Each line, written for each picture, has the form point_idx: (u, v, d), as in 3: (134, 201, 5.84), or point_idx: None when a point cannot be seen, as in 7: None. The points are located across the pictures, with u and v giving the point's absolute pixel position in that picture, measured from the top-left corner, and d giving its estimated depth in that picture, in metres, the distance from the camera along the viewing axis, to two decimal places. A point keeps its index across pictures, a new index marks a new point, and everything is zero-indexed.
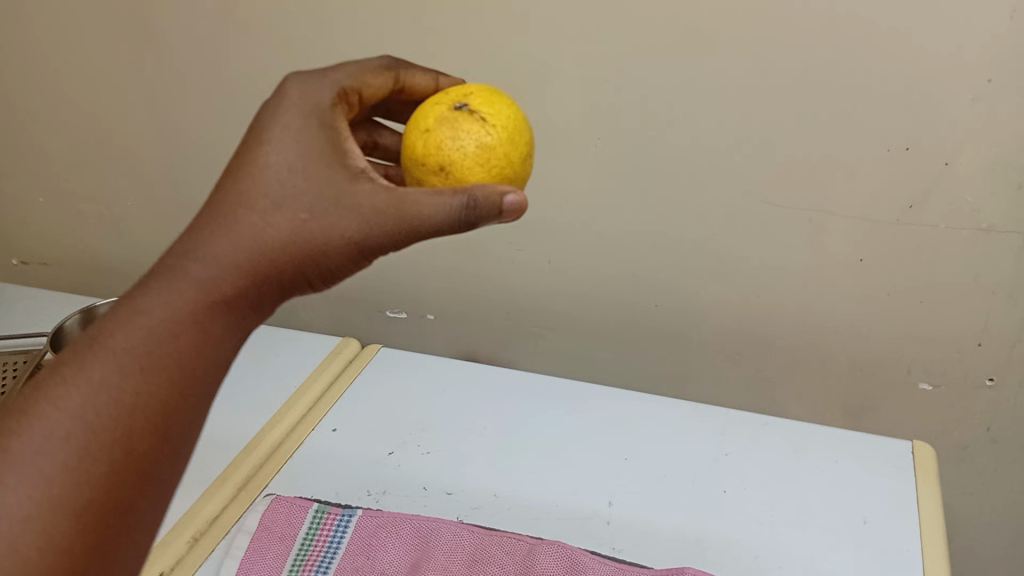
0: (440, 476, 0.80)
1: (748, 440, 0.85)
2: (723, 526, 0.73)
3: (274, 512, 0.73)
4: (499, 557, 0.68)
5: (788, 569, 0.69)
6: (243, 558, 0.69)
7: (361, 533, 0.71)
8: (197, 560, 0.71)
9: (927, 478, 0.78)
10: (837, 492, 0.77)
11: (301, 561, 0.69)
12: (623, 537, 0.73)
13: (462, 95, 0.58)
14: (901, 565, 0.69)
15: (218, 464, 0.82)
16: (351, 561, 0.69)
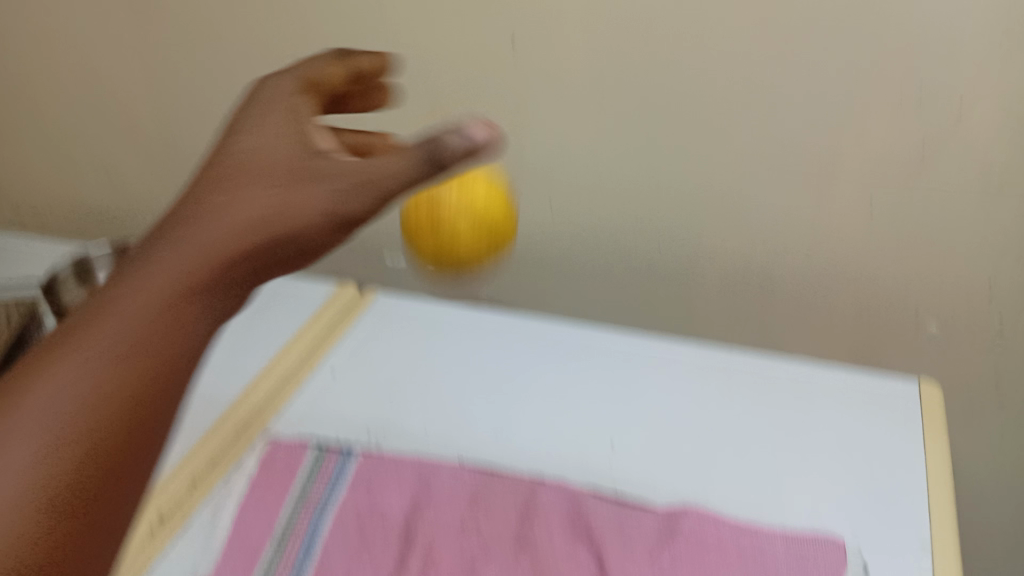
0: (433, 415, 0.74)
1: (755, 385, 0.78)
2: (724, 475, 0.68)
3: (271, 451, 0.67)
4: (499, 497, 0.62)
5: (789, 519, 0.64)
6: (242, 499, 0.63)
7: (360, 473, 0.64)
8: (201, 495, 0.66)
9: (932, 430, 0.72)
10: (845, 440, 0.72)
11: (300, 504, 0.62)
12: (625, 477, 0.67)
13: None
14: (903, 518, 0.63)
15: (209, 414, 0.75)
16: (352, 498, 0.62)
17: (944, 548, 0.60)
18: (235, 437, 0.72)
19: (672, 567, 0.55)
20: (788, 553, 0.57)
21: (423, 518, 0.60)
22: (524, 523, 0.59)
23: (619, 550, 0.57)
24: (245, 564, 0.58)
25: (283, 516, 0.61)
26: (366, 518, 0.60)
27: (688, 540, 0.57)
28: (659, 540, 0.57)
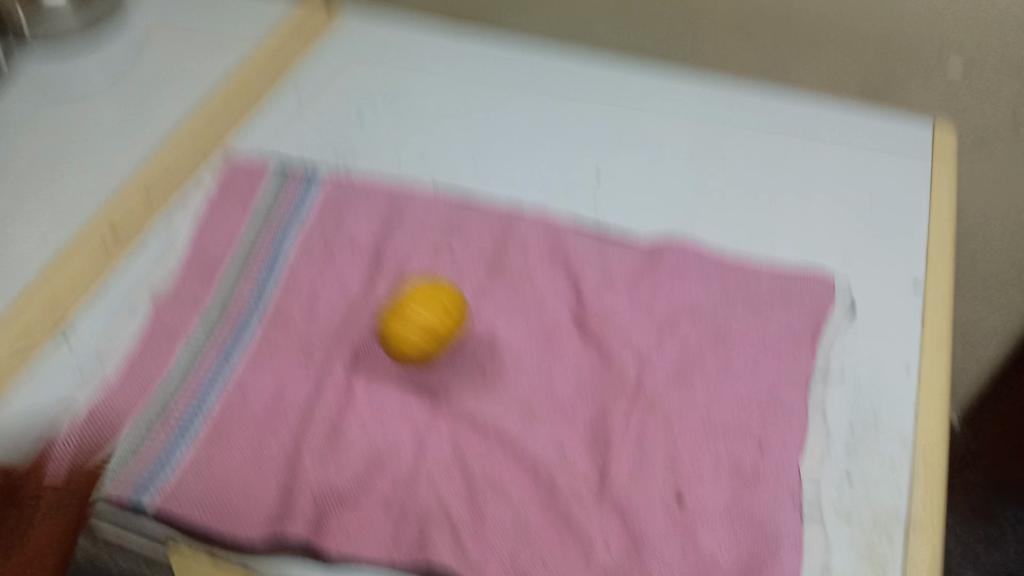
0: (398, 130, 0.67)
1: (754, 107, 0.69)
2: (711, 211, 0.61)
3: (232, 171, 0.61)
4: (473, 227, 0.58)
5: (778, 255, 0.58)
6: (200, 218, 0.58)
7: (327, 198, 0.59)
8: (157, 211, 0.60)
9: (946, 165, 0.63)
10: (851, 167, 0.64)
11: (265, 216, 0.58)
12: (609, 207, 0.61)
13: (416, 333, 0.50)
14: (901, 250, 0.58)
15: (168, 122, 0.67)
16: (318, 224, 0.58)
17: (937, 262, 0.57)
18: (193, 141, 0.65)
19: (651, 294, 0.54)
20: (775, 285, 0.55)
21: (387, 257, 0.56)
22: (500, 247, 0.57)
23: (596, 278, 0.55)
24: (209, 276, 0.55)
25: (244, 231, 0.57)
26: (334, 236, 0.57)
27: (668, 269, 0.55)
28: (639, 267, 0.56)
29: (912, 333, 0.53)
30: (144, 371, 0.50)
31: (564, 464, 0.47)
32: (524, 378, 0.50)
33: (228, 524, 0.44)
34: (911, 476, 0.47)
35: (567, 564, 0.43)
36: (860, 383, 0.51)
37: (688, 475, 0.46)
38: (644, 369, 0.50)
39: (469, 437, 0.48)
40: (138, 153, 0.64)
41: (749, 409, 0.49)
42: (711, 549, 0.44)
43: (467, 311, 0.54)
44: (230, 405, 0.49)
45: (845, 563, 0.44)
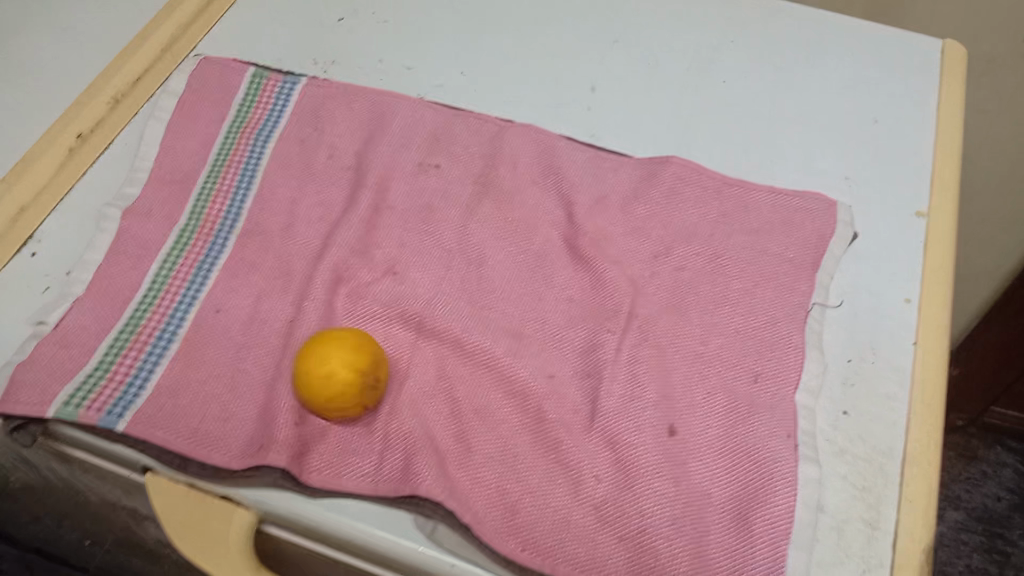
0: (379, 39, 0.63)
1: (758, 25, 0.65)
2: (711, 127, 0.59)
3: (204, 75, 0.58)
4: (462, 138, 0.56)
5: (780, 174, 0.56)
6: (171, 123, 0.56)
7: (306, 105, 0.56)
8: (121, 122, 0.56)
9: (954, 80, 0.61)
10: (857, 83, 0.62)
11: (239, 128, 0.55)
12: (605, 121, 0.59)
13: (367, 350, 0.43)
14: (905, 171, 0.56)
15: (134, 22, 0.63)
16: (297, 132, 0.55)
17: (942, 189, 0.55)
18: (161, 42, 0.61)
19: (646, 217, 0.52)
20: (774, 213, 0.53)
21: (372, 163, 0.54)
22: (488, 165, 0.55)
23: (589, 200, 0.53)
24: (180, 193, 0.52)
25: (217, 146, 0.55)
26: (312, 149, 0.54)
27: (664, 191, 0.53)
28: (634, 189, 0.54)
29: (912, 263, 0.52)
30: (112, 290, 0.48)
31: (553, 392, 0.45)
32: (512, 303, 0.48)
33: (206, 449, 0.42)
34: (908, 410, 0.46)
35: (556, 495, 0.42)
36: (858, 314, 0.50)
37: (681, 405, 0.45)
38: (637, 295, 0.49)
39: (455, 363, 0.46)
40: (103, 59, 0.60)
41: (743, 338, 0.47)
42: (704, 482, 0.42)
43: (453, 231, 0.51)
44: (204, 326, 0.46)
45: (840, 499, 0.43)
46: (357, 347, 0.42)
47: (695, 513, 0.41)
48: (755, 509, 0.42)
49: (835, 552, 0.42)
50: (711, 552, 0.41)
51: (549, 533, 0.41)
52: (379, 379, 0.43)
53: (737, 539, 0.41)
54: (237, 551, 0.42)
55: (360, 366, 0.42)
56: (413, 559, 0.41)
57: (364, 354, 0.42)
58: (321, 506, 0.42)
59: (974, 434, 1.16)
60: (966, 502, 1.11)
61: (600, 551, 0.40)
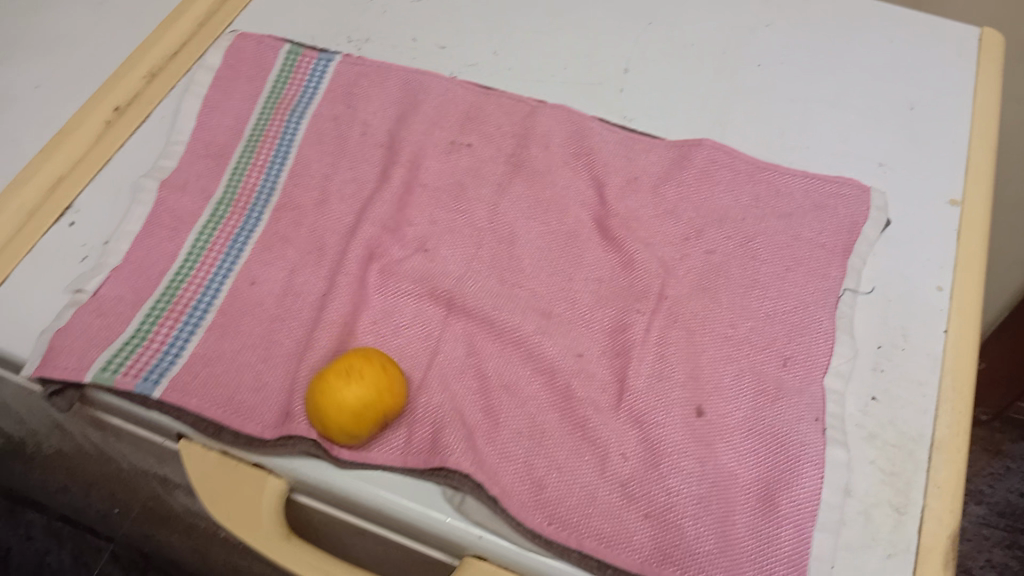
0: (413, 18, 0.63)
1: (794, 8, 0.65)
2: (745, 111, 0.58)
3: (240, 51, 0.58)
4: (494, 117, 0.56)
5: (813, 160, 0.56)
6: (207, 97, 0.56)
7: (340, 82, 0.57)
8: (158, 96, 0.57)
9: (991, 68, 0.60)
10: (893, 70, 0.61)
11: (274, 104, 0.56)
12: (638, 104, 0.59)
13: (371, 408, 0.41)
14: (940, 160, 0.56)
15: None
16: (331, 109, 0.56)
17: (977, 177, 0.55)
18: (198, 19, 0.62)
19: (678, 199, 0.52)
20: (807, 198, 0.53)
21: (404, 141, 0.54)
22: (519, 145, 0.55)
23: (620, 181, 0.53)
24: (216, 167, 0.53)
25: (253, 121, 0.55)
26: (346, 126, 0.55)
27: (696, 173, 0.53)
28: (666, 171, 0.54)
29: (945, 251, 0.52)
30: (149, 261, 0.49)
31: (582, 370, 0.45)
32: (542, 282, 0.49)
33: (240, 417, 0.43)
34: (938, 398, 0.46)
35: (584, 472, 0.42)
36: (889, 301, 0.50)
37: (709, 387, 0.45)
38: (667, 276, 0.49)
39: (485, 340, 0.46)
40: (141, 34, 0.61)
41: (773, 323, 0.47)
42: (731, 463, 0.43)
43: (484, 209, 0.51)
44: (238, 297, 0.47)
45: (867, 484, 0.43)
46: (356, 416, 0.40)
47: (722, 493, 0.42)
48: (782, 491, 0.42)
49: (861, 536, 0.42)
50: (738, 533, 0.41)
51: (576, 509, 0.41)
52: (386, 416, 0.42)
53: (764, 520, 0.41)
54: (268, 518, 0.43)
55: (353, 432, 0.41)
56: (442, 529, 0.42)
57: (364, 419, 0.41)
58: (351, 476, 0.43)
59: (997, 428, 1.15)
60: (987, 497, 1.11)
61: (627, 528, 0.40)
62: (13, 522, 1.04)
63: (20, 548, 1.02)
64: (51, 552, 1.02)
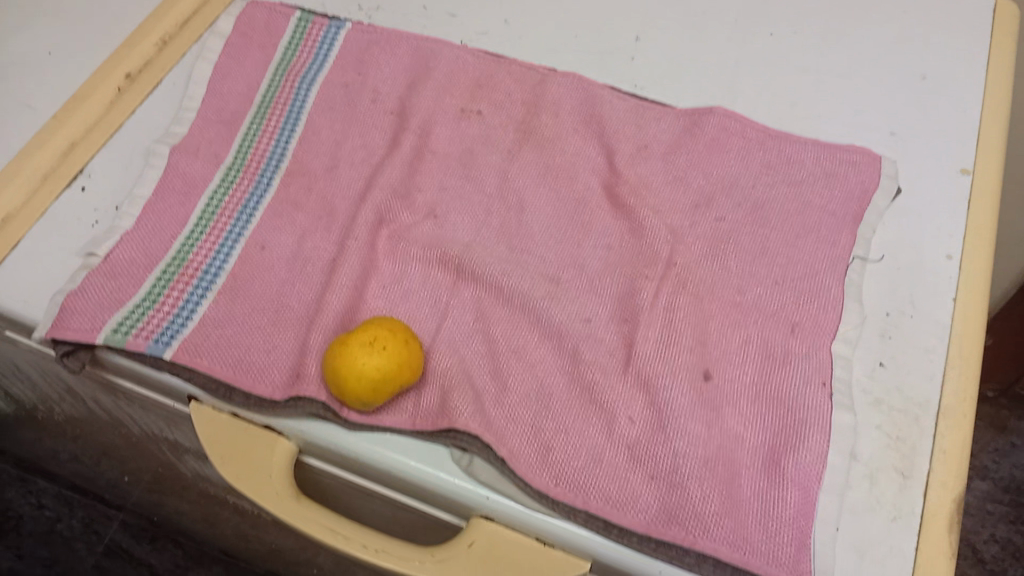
0: None
1: None
2: (756, 80, 0.58)
3: (251, 17, 0.58)
4: (505, 84, 0.56)
5: (824, 129, 0.56)
6: (218, 63, 0.56)
7: (350, 50, 0.57)
8: (169, 63, 0.57)
9: (1004, 39, 0.60)
10: (905, 39, 0.61)
11: (284, 71, 0.56)
12: (649, 72, 0.59)
13: (390, 383, 0.41)
14: (952, 130, 0.56)
15: None
16: (341, 75, 0.56)
17: (988, 147, 0.54)
18: None
19: (688, 167, 0.52)
20: (817, 167, 0.53)
21: (414, 108, 0.54)
22: (529, 113, 0.55)
23: (630, 148, 0.53)
24: (226, 133, 0.53)
25: (263, 87, 0.55)
26: (356, 93, 0.55)
27: (707, 141, 0.53)
28: (676, 140, 0.54)
29: (955, 220, 0.52)
30: (160, 225, 0.49)
31: (590, 335, 0.45)
32: (551, 249, 0.49)
33: (251, 379, 0.44)
34: (944, 365, 0.46)
35: (591, 435, 0.42)
36: (897, 270, 0.50)
37: (716, 353, 0.45)
38: (676, 244, 0.49)
39: (494, 306, 0.46)
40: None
41: (782, 290, 0.47)
42: (737, 428, 0.43)
43: (494, 176, 0.51)
44: (250, 262, 0.47)
45: (873, 449, 0.43)
46: (374, 390, 0.41)
47: (728, 455, 0.42)
48: (789, 455, 0.42)
49: (866, 500, 0.42)
50: (743, 494, 0.41)
51: (583, 470, 0.41)
52: (400, 388, 0.42)
53: (770, 482, 0.41)
54: (278, 478, 0.44)
55: (366, 402, 0.41)
56: (450, 489, 0.42)
57: (381, 392, 0.41)
58: (361, 438, 0.43)
59: (1005, 405, 1.15)
60: (993, 473, 1.11)
61: (633, 489, 0.41)
62: (23, 490, 1.05)
63: (31, 515, 1.03)
64: (62, 520, 1.03)
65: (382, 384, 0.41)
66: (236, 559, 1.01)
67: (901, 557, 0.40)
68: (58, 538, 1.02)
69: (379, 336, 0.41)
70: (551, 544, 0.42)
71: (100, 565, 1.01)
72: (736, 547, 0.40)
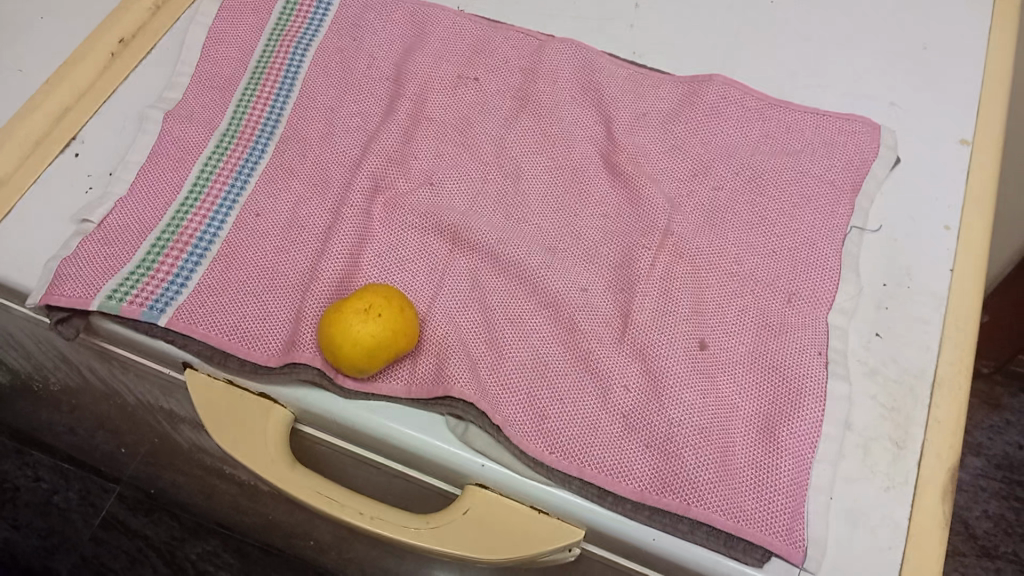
0: None
1: None
2: (756, 47, 0.58)
3: None
4: (502, 50, 0.55)
5: (824, 95, 0.56)
6: (212, 28, 0.55)
7: (346, 15, 0.56)
8: (163, 27, 0.57)
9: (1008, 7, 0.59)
10: (907, 7, 0.60)
11: (279, 36, 0.55)
12: (648, 39, 0.58)
13: (385, 349, 0.41)
14: (952, 99, 0.55)
15: None
16: (336, 41, 0.55)
17: (989, 117, 0.54)
18: None
19: (686, 135, 0.52)
20: (816, 136, 0.53)
21: (410, 74, 0.54)
22: (527, 80, 0.54)
23: (628, 116, 0.52)
24: (220, 99, 0.53)
25: (258, 53, 0.55)
26: (352, 59, 0.54)
27: (706, 109, 0.53)
28: (675, 108, 0.53)
29: (953, 191, 0.51)
30: (154, 191, 0.48)
31: (586, 303, 0.45)
32: (548, 217, 0.48)
33: (246, 346, 0.43)
34: (940, 335, 0.46)
35: (586, 403, 0.42)
36: (895, 240, 0.49)
37: (713, 322, 0.45)
38: (674, 212, 0.48)
39: (490, 274, 0.46)
40: None
41: (779, 259, 0.47)
42: (733, 397, 0.43)
43: (491, 144, 0.51)
44: (244, 229, 0.47)
45: (868, 418, 0.43)
46: (370, 356, 0.40)
47: (722, 424, 0.42)
48: (783, 423, 0.42)
49: (860, 469, 0.42)
50: (738, 463, 0.41)
51: (577, 438, 0.41)
52: (396, 356, 0.42)
53: (764, 451, 0.41)
54: (274, 446, 0.44)
55: (362, 369, 0.41)
56: (445, 457, 0.42)
57: (377, 359, 0.41)
58: (356, 405, 0.43)
59: (1000, 382, 1.15)
60: (987, 449, 1.11)
61: (628, 458, 0.41)
62: (20, 462, 1.05)
63: (28, 487, 1.04)
64: (58, 492, 1.04)
65: (378, 353, 0.41)
66: (233, 532, 1.00)
67: (893, 525, 0.40)
68: (54, 510, 1.03)
69: (374, 305, 0.41)
70: (545, 511, 0.43)
71: (97, 536, 1.01)
72: (729, 514, 0.40)
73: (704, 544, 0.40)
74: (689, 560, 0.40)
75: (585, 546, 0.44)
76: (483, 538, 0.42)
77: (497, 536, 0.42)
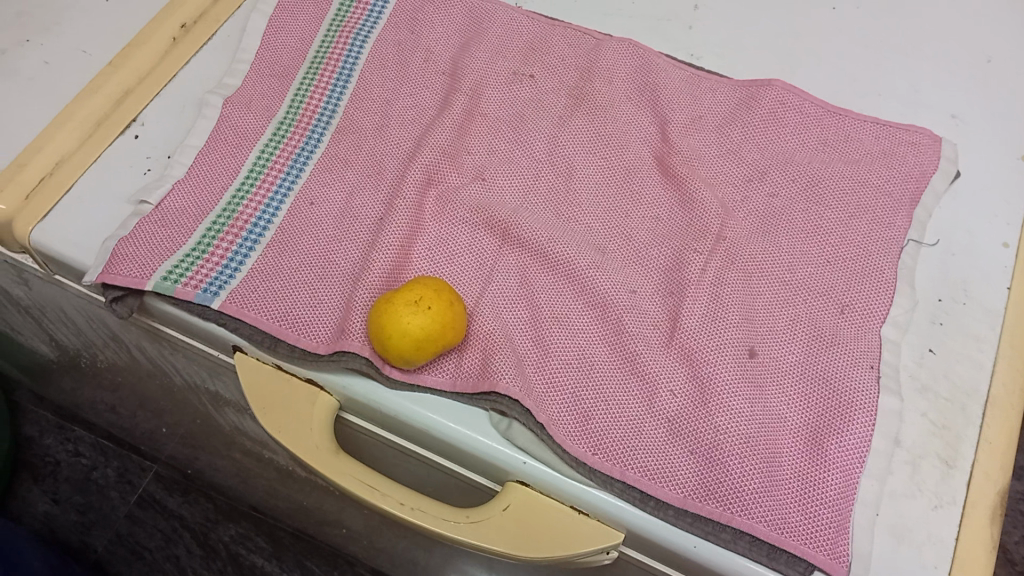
0: None
1: None
2: (816, 52, 0.57)
3: None
4: (558, 48, 0.55)
5: (884, 101, 0.55)
6: (273, 17, 0.56)
7: (404, 9, 0.56)
8: (223, 15, 0.57)
9: None
10: (972, 17, 0.59)
11: (338, 27, 0.56)
12: (706, 41, 0.58)
13: (433, 343, 0.41)
14: (1014, 112, 0.54)
15: None
16: (394, 34, 0.55)
17: None
18: None
19: (742, 140, 0.51)
20: (874, 146, 0.52)
21: (466, 69, 0.54)
22: (582, 78, 0.54)
23: (684, 119, 0.52)
24: (279, 88, 0.53)
25: (317, 43, 0.55)
26: (409, 53, 0.55)
27: (763, 114, 0.52)
28: (731, 112, 0.53)
29: (1012, 209, 0.50)
30: (211, 176, 0.49)
31: (635, 306, 0.45)
32: (600, 217, 0.48)
33: (296, 332, 0.44)
34: (995, 355, 0.45)
35: (631, 405, 0.42)
36: (952, 254, 0.49)
37: (763, 330, 0.44)
38: (727, 218, 0.48)
39: (539, 273, 0.46)
40: None
41: (833, 268, 0.47)
42: (781, 407, 0.42)
43: (544, 140, 0.51)
44: (298, 216, 0.47)
45: (918, 435, 0.43)
46: (418, 349, 0.41)
47: (770, 434, 0.41)
48: (832, 437, 0.41)
49: (907, 486, 0.41)
50: (784, 474, 0.40)
51: (620, 440, 0.41)
52: (442, 349, 0.42)
53: (812, 463, 0.41)
54: (319, 433, 0.44)
55: (408, 359, 0.41)
56: (488, 452, 0.42)
57: (425, 352, 0.41)
58: (402, 397, 0.43)
59: None
60: None
61: (672, 462, 0.40)
62: (61, 437, 1.07)
63: (67, 462, 1.06)
64: (97, 468, 1.06)
65: (426, 345, 0.41)
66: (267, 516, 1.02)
67: (939, 545, 0.40)
68: (93, 485, 1.04)
69: (424, 297, 0.41)
70: (585, 512, 0.42)
71: (132, 514, 1.03)
72: (773, 526, 0.39)
73: (746, 555, 0.39)
74: (727, 570, 0.40)
75: (623, 549, 0.44)
76: (522, 535, 0.42)
77: (537, 535, 0.42)
